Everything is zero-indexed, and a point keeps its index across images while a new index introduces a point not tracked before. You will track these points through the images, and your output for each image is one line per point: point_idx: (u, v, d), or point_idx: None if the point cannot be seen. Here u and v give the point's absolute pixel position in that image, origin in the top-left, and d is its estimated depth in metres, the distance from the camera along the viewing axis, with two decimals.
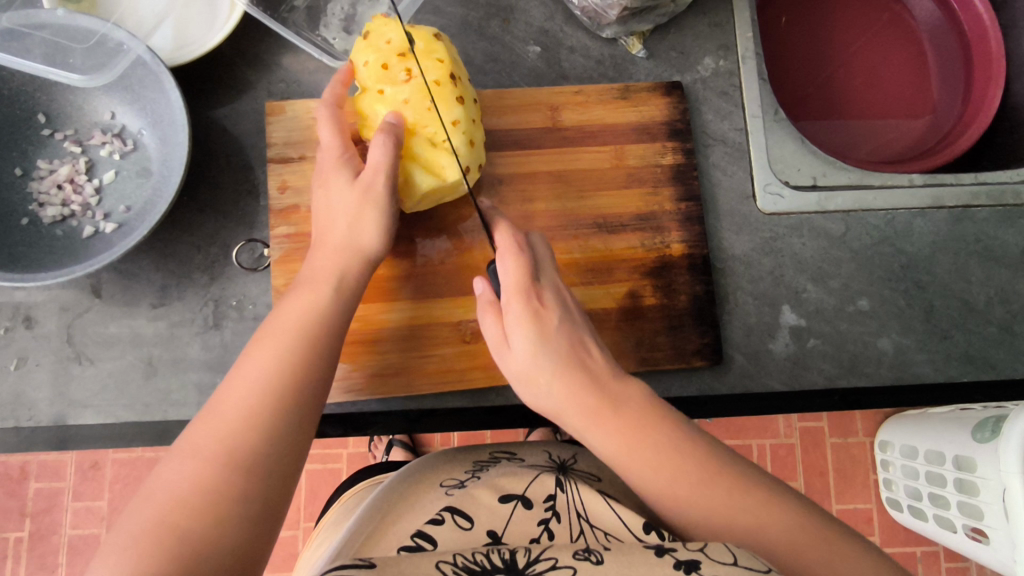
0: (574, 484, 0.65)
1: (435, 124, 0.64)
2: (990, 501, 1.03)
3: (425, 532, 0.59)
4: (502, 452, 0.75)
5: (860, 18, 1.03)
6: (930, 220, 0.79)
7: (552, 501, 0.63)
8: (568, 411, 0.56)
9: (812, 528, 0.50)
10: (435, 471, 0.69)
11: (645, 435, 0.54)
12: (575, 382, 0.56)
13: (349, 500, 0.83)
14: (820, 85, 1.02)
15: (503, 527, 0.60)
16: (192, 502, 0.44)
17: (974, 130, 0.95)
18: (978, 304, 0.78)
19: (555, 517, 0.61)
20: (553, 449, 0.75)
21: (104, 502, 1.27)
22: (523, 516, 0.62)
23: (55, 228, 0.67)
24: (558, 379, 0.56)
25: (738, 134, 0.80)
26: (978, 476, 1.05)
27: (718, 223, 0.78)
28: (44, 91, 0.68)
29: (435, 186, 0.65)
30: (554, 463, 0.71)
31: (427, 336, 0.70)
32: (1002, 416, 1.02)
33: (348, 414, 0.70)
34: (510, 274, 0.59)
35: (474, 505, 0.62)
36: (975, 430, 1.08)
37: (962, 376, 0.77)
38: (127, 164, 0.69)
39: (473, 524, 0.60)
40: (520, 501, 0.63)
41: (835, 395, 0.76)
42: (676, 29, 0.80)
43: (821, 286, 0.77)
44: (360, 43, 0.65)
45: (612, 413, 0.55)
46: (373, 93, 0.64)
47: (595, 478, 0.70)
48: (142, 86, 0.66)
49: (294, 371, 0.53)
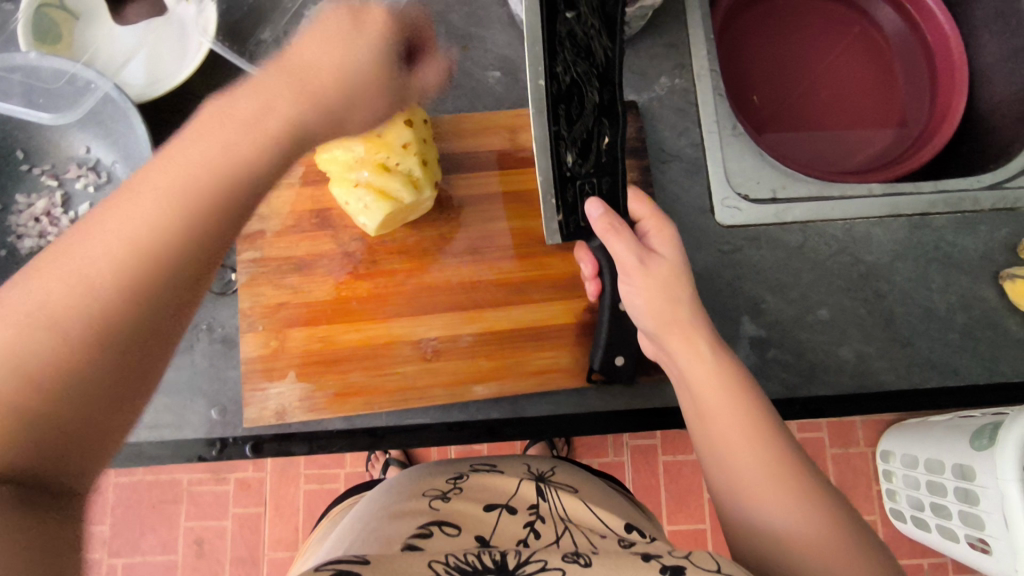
0: (556, 495, 0.67)
1: (386, 151, 0.67)
2: (990, 510, 1.01)
3: (417, 536, 0.55)
4: (482, 463, 0.77)
5: (826, 33, 1.05)
6: (888, 228, 0.81)
7: (535, 510, 0.64)
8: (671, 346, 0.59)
9: (847, 534, 0.46)
10: (416, 483, 0.69)
11: (737, 403, 0.54)
12: (681, 313, 0.59)
13: (331, 518, 0.84)
14: (787, 99, 1.03)
15: (491, 531, 0.59)
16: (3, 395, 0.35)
17: (938, 139, 0.97)
18: (939, 310, 0.79)
19: (540, 519, 0.62)
20: (532, 462, 0.77)
21: (104, 526, 1.29)
22: (508, 520, 0.61)
23: (33, 258, 0.71)
24: (682, 302, 0.60)
25: (695, 150, 0.82)
26: (978, 485, 1.04)
27: (677, 238, 0.79)
28: (22, 129, 0.71)
29: (390, 209, 0.67)
30: (532, 474, 0.72)
31: (391, 356, 0.71)
32: (999, 423, 1.02)
33: (314, 433, 0.72)
34: (638, 208, 0.67)
35: (462, 517, 0.60)
36: (973, 437, 1.07)
37: (924, 383, 0.77)
38: (102, 195, 0.73)
39: (461, 530, 0.58)
40: (504, 509, 0.63)
41: (796, 404, 0.76)
42: (631, 50, 0.83)
43: (780, 296, 0.78)
44: None
45: (719, 351, 0.57)
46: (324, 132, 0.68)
47: (571, 488, 0.71)
48: (112, 121, 0.69)
49: (149, 248, 0.38)
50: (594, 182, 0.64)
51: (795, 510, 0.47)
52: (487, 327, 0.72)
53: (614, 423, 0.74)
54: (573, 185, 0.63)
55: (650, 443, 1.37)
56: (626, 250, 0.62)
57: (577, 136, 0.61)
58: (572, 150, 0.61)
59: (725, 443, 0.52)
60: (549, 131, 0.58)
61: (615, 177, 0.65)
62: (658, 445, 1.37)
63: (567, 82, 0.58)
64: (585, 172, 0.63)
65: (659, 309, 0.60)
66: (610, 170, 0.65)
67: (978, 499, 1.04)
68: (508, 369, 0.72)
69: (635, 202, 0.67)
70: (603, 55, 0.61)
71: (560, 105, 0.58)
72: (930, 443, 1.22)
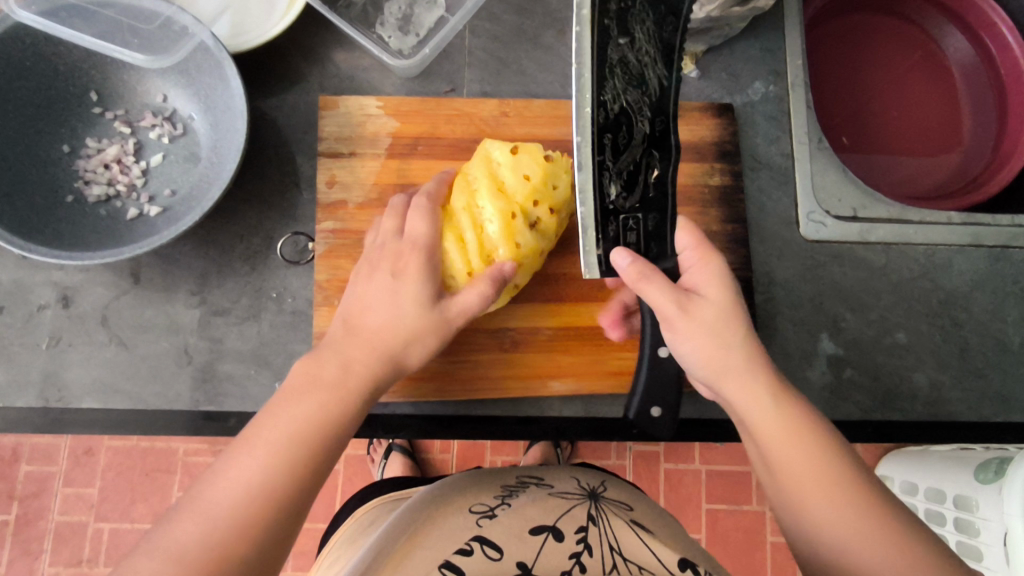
0: (607, 522, 0.60)
1: (513, 276, 0.65)
2: (990, 543, 0.99)
3: (453, 561, 0.52)
4: (528, 477, 0.71)
5: (893, 55, 1.01)
6: (970, 257, 0.79)
7: (584, 534, 0.57)
8: (751, 368, 0.55)
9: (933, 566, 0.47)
10: (462, 494, 0.65)
11: (835, 470, 0.51)
12: (744, 357, 0.56)
13: (362, 516, 0.78)
14: (850, 118, 0.99)
15: (534, 556, 0.53)
16: (247, 518, 0.47)
17: (1006, 174, 0.92)
18: (1013, 344, 0.78)
19: (586, 550, 0.54)
20: (582, 476, 0.72)
21: (95, 490, 1.22)
22: (553, 548, 0.54)
23: (100, 208, 0.66)
24: (735, 348, 0.56)
25: (785, 160, 0.80)
26: (979, 517, 1.01)
27: (760, 248, 0.78)
28: (98, 69, 0.67)
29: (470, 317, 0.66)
30: (584, 491, 0.67)
31: (468, 343, 0.69)
32: (1006, 458, 0.98)
33: (382, 417, 0.69)
34: (687, 238, 0.62)
35: (504, 535, 0.56)
36: (978, 471, 1.03)
37: (994, 416, 0.77)
38: (176, 148, 0.69)
39: (503, 554, 0.53)
40: (550, 533, 0.56)
41: (869, 427, 0.75)
42: (727, 51, 0.81)
43: (860, 316, 0.77)
44: (538, 160, 0.65)
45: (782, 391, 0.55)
46: (502, 202, 0.64)
47: (627, 508, 0.65)
48: (199, 71, 0.66)
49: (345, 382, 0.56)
50: (640, 218, 0.61)
51: (899, 563, 0.46)
52: (564, 322, 0.70)
53: (684, 432, 0.72)
54: (616, 219, 0.59)
55: (654, 449, 1.31)
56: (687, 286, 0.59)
57: (623, 167, 0.58)
58: (616, 182, 0.58)
59: (799, 491, 0.51)
60: (593, 160, 0.56)
61: (662, 214, 0.61)
62: (661, 451, 1.31)
63: (615, 110, 0.56)
64: (631, 207, 0.60)
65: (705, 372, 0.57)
66: (658, 206, 0.61)
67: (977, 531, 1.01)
68: (586, 366, 0.70)
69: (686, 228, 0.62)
70: (657, 85, 0.58)
71: (607, 134, 0.56)
72: (927, 472, 1.17)
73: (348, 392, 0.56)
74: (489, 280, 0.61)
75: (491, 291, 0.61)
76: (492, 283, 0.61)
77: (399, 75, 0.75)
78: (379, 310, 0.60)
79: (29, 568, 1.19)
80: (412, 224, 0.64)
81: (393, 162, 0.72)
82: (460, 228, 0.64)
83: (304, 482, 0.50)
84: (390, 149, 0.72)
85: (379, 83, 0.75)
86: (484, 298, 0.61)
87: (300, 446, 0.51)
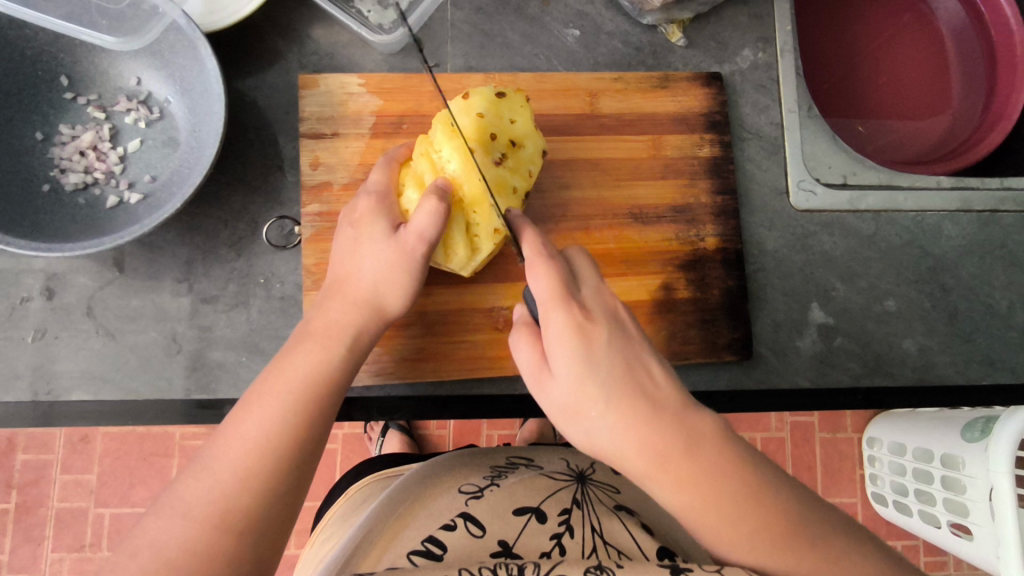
0: (592, 505, 0.61)
1: (481, 215, 0.64)
2: (976, 499, 1.01)
3: (437, 538, 0.55)
4: (518, 457, 0.72)
5: (882, 15, 0.99)
6: (959, 223, 0.79)
7: (567, 516, 0.58)
8: (633, 464, 0.47)
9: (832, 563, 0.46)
10: (451, 473, 0.65)
11: (743, 520, 0.46)
12: (642, 433, 0.46)
13: (355, 495, 0.78)
14: (840, 84, 0.98)
15: (516, 536, 0.56)
16: (246, 488, 0.48)
17: (995, 136, 0.91)
18: (1001, 308, 0.79)
19: (568, 532, 0.56)
20: (571, 456, 0.72)
21: (94, 476, 1.22)
22: (535, 529, 0.57)
23: (77, 197, 0.65)
24: (618, 428, 0.47)
25: (774, 129, 0.79)
26: (964, 474, 1.03)
27: (751, 219, 0.78)
28: (67, 52, 0.65)
29: (447, 259, 0.65)
30: (572, 472, 0.67)
31: (460, 324, 0.69)
32: (992, 416, 1.00)
33: (372, 400, 0.68)
34: (540, 288, 0.50)
35: (489, 514, 0.58)
36: (965, 429, 1.05)
37: (982, 379, 0.78)
38: (153, 132, 0.67)
39: (486, 533, 0.56)
40: (534, 515, 0.58)
41: (858, 394, 0.76)
42: (715, 18, 0.79)
43: (850, 285, 0.78)
44: (484, 96, 0.64)
45: (677, 449, 0.46)
46: (458, 140, 0.63)
47: (613, 490, 0.66)
48: (172, 52, 0.64)
49: (335, 352, 0.56)
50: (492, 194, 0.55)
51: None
52: None
53: None
54: None
55: None
56: (536, 355, 0.51)
57: None
58: None
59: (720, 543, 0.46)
60: None
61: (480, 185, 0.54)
62: None
63: None
64: None
65: (607, 453, 0.48)
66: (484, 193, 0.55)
67: (963, 487, 1.04)
68: None
69: (533, 280, 0.51)
70: None
71: None
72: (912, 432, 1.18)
73: (332, 341, 0.56)
74: (434, 193, 0.58)
75: (438, 201, 0.58)
76: (438, 194, 0.58)
77: (381, 52, 0.73)
78: (348, 259, 0.61)
79: (32, 554, 1.20)
80: (371, 177, 0.65)
81: (378, 141, 0.70)
82: (419, 175, 0.64)
83: (299, 434, 0.51)
84: (374, 128, 0.70)
85: (360, 59, 0.73)
86: (432, 212, 0.57)
87: (287, 397, 0.52)
